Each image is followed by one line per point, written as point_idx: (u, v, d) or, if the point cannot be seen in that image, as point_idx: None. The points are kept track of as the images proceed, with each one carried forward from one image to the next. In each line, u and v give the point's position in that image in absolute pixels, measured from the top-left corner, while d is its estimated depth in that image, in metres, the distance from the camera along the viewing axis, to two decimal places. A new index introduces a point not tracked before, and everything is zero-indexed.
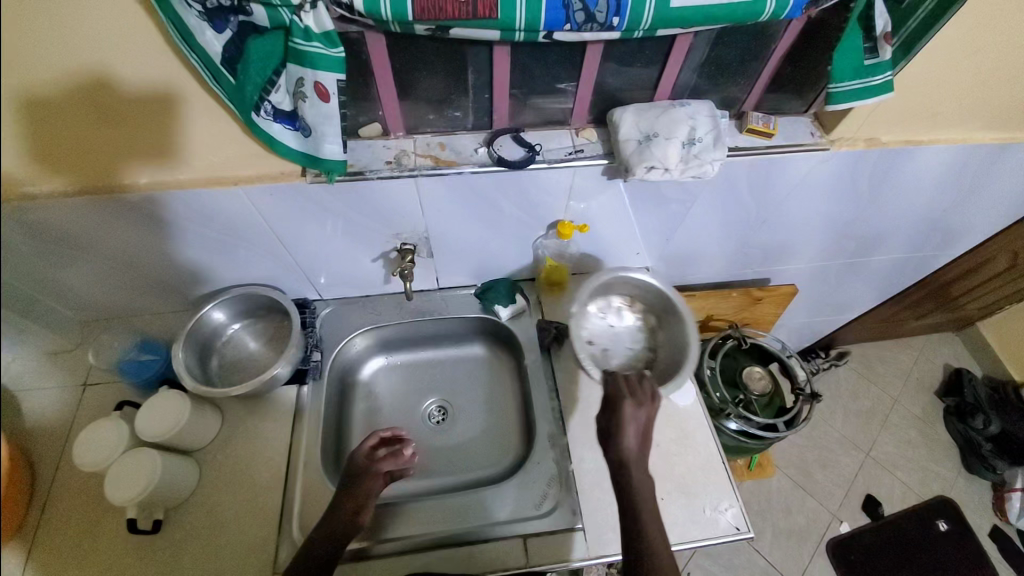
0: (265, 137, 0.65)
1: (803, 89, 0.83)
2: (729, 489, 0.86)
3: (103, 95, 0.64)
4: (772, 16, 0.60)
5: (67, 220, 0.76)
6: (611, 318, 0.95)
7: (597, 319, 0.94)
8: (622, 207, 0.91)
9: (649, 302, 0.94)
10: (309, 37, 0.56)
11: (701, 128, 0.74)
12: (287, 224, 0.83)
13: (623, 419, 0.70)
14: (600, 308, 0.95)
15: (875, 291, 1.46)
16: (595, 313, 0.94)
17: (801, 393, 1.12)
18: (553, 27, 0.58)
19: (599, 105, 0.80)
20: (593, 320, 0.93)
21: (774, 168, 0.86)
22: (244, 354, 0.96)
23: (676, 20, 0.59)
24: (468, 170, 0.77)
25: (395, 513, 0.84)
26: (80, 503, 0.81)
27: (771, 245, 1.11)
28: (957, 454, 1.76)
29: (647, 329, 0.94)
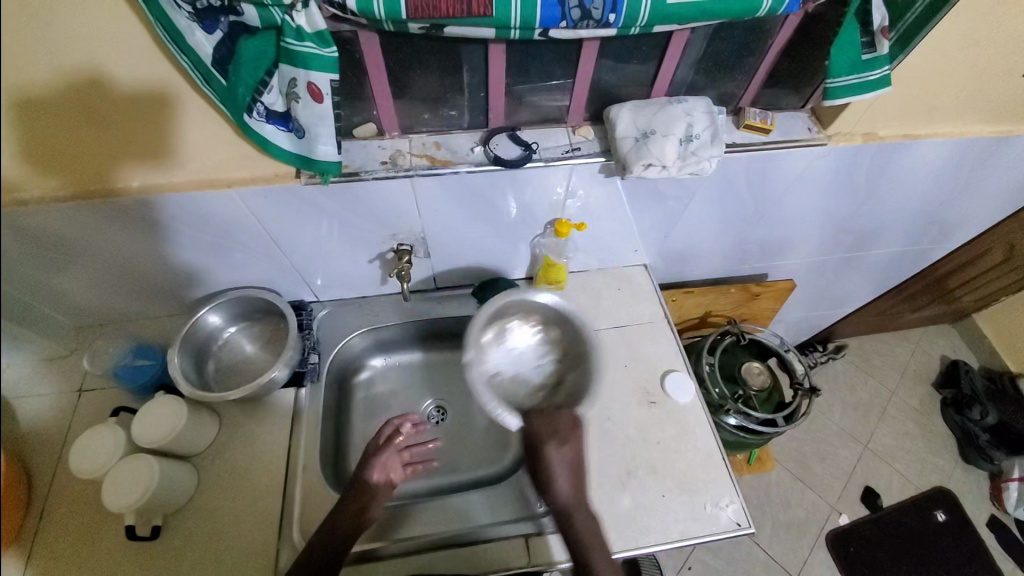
0: (257, 139, 0.63)
1: (800, 85, 0.83)
2: (730, 485, 0.86)
3: (95, 95, 0.64)
4: (769, 11, 0.60)
5: (58, 225, 0.75)
6: (506, 339, 0.93)
7: (494, 350, 0.92)
8: (619, 205, 0.91)
9: (544, 315, 0.93)
10: (302, 36, 0.56)
11: (698, 125, 0.74)
12: (282, 226, 0.82)
13: (552, 464, 0.79)
14: (492, 337, 0.91)
15: (872, 284, 1.47)
16: (493, 342, 0.92)
17: (800, 388, 1.12)
18: (548, 24, 0.58)
19: (596, 103, 0.80)
20: (490, 350, 0.91)
21: (771, 164, 0.86)
22: (241, 357, 0.95)
23: (672, 17, 0.58)
24: (464, 170, 0.76)
25: (403, 515, 0.84)
26: (77, 511, 0.80)
27: (769, 240, 1.11)
28: (954, 445, 1.77)
29: (550, 341, 0.94)
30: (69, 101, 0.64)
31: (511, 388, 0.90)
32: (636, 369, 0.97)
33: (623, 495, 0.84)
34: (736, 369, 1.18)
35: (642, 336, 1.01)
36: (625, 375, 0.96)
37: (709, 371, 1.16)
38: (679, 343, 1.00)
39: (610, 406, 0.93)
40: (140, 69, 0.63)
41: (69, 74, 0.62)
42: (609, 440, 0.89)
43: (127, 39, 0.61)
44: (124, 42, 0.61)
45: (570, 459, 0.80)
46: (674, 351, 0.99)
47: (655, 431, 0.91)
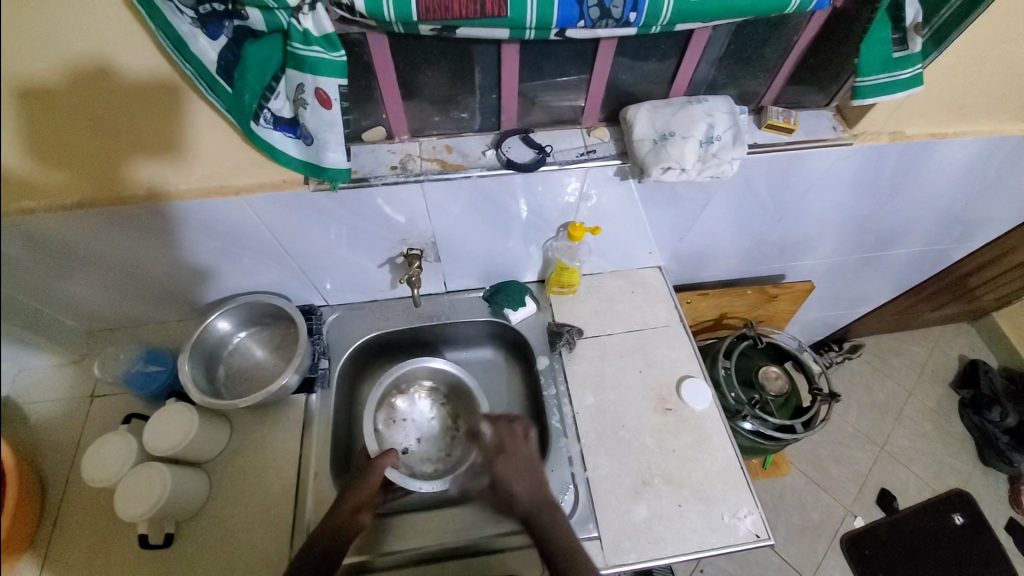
0: (266, 148, 0.61)
1: (824, 82, 0.80)
2: (748, 495, 0.84)
3: (100, 101, 0.62)
4: (799, 7, 0.57)
5: (67, 234, 0.74)
6: (403, 414, 1.04)
7: (393, 428, 1.02)
8: (634, 207, 0.88)
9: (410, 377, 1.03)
10: (309, 41, 0.54)
11: (719, 125, 0.71)
12: (291, 232, 0.81)
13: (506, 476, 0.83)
14: (386, 422, 1.02)
15: (892, 285, 1.43)
16: (388, 425, 1.02)
17: (819, 394, 1.09)
18: (565, 24, 0.55)
19: (611, 103, 0.77)
20: (393, 431, 1.02)
21: (793, 164, 0.83)
22: (250, 363, 0.94)
23: (697, 14, 0.56)
24: (476, 174, 0.74)
25: (394, 526, 0.82)
26: (90, 518, 0.80)
27: (786, 241, 1.08)
28: (973, 446, 1.74)
29: (432, 391, 1.06)
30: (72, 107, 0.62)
31: (428, 447, 1.02)
32: (650, 375, 0.95)
33: (638, 504, 0.83)
34: (752, 374, 1.15)
35: (657, 341, 0.99)
36: (639, 381, 0.94)
37: (725, 375, 1.14)
38: (695, 348, 0.98)
39: (624, 413, 0.91)
40: (146, 74, 0.62)
41: (73, 79, 0.60)
42: (624, 449, 0.88)
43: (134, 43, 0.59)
44: (131, 46, 0.59)
45: (519, 464, 0.84)
46: (690, 356, 0.97)
47: (670, 439, 0.89)
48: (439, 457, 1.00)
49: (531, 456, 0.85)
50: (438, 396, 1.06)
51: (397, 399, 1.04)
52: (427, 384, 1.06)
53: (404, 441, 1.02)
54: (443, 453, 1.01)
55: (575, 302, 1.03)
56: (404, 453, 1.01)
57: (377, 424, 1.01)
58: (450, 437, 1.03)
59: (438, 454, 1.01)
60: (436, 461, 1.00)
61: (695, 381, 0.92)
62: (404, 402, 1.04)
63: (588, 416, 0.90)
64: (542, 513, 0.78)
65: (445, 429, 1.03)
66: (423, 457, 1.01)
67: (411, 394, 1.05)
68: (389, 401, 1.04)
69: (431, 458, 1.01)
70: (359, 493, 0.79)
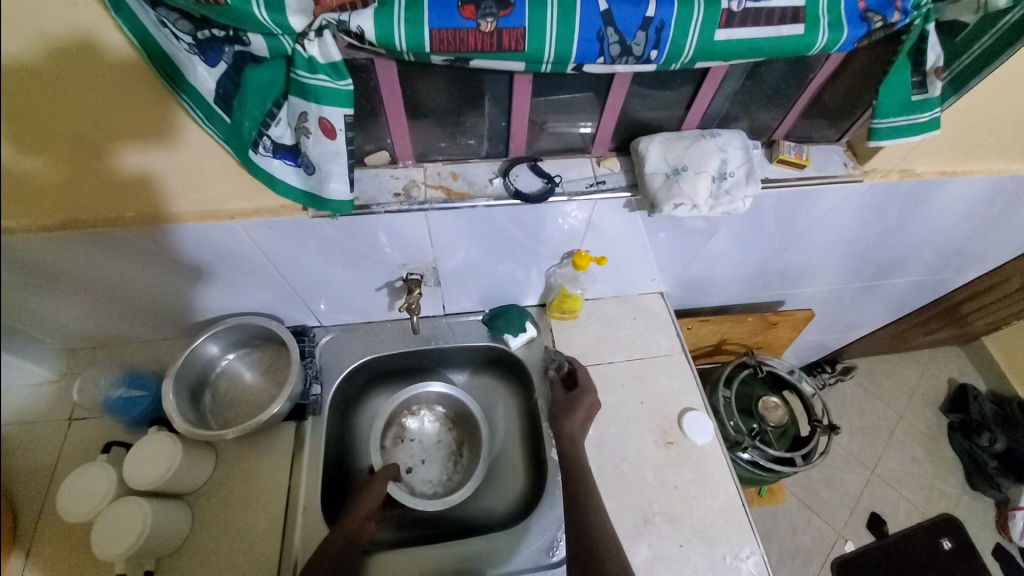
0: (264, 176, 0.59)
1: (836, 119, 0.79)
2: (751, 535, 0.82)
3: (78, 127, 0.58)
4: (822, 50, 0.57)
5: (47, 255, 0.70)
6: (411, 433, 1.02)
7: (399, 448, 1.00)
8: (639, 237, 0.86)
9: (422, 398, 1.02)
10: (314, 69, 0.51)
11: (733, 161, 0.70)
12: (286, 255, 0.78)
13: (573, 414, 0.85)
14: (393, 441, 1.00)
15: (888, 311, 1.43)
16: (394, 443, 1.00)
17: (819, 426, 1.08)
18: (584, 60, 0.54)
19: (622, 133, 0.75)
20: (399, 450, 1.00)
21: (803, 200, 0.82)
22: (238, 387, 0.91)
23: (718, 54, 0.55)
24: (482, 204, 0.72)
25: (386, 566, 0.79)
26: (63, 552, 0.76)
27: (790, 270, 1.07)
28: (962, 471, 1.75)
29: (440, 415, 1.04)
30: (47, 135, 0.57)
31: (431, 468, 1.00)
32: (652, 407, 0.93)
33: (639, 544, 0.81)
34: (752, 403, 1.14)
35: (658, 371, 0.97)
36: (641, 413, 0.92)
37: (725, 403, 1.12)
38: (698, 379, 0.96)
39: (625, 446, 0.89)
40: (125, 99, 0.57)
41: (48, 105, 0.55)
42: (625, 485, 0.85)
43: (106, 65, 0.54)
44: (106, 71, 0.54)
45: (586, 414, 0.86)
46: (693, 387, 0.95)
47: (672, 474, 0.87)
48: (441, 481, 0.98)
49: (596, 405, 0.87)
50: (445, 419, 1.04)
51: (405, 418, 1.02)
52: (436, 408, 1.04)
53: (408, 460, 1.00)
54: (445, 475, 0.99)
55: (576, 329, 1.00)
56: (406, 473, 0.98)
57: (385, 442, 0.99)
58: (453, 461, 1.00)
59: (440, 477, 0.99)
60: (437, 484, 0.98)
61: (697, 414, 0.90)
62: (414, 423, 1.03)
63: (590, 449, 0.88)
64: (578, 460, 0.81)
65: (449, 451, 1.01)
66: (425, 478, 0.99)
67: (420, 415, 1.03)
68: (396, 420, 1.02)
69: (433, 481, 0.99)
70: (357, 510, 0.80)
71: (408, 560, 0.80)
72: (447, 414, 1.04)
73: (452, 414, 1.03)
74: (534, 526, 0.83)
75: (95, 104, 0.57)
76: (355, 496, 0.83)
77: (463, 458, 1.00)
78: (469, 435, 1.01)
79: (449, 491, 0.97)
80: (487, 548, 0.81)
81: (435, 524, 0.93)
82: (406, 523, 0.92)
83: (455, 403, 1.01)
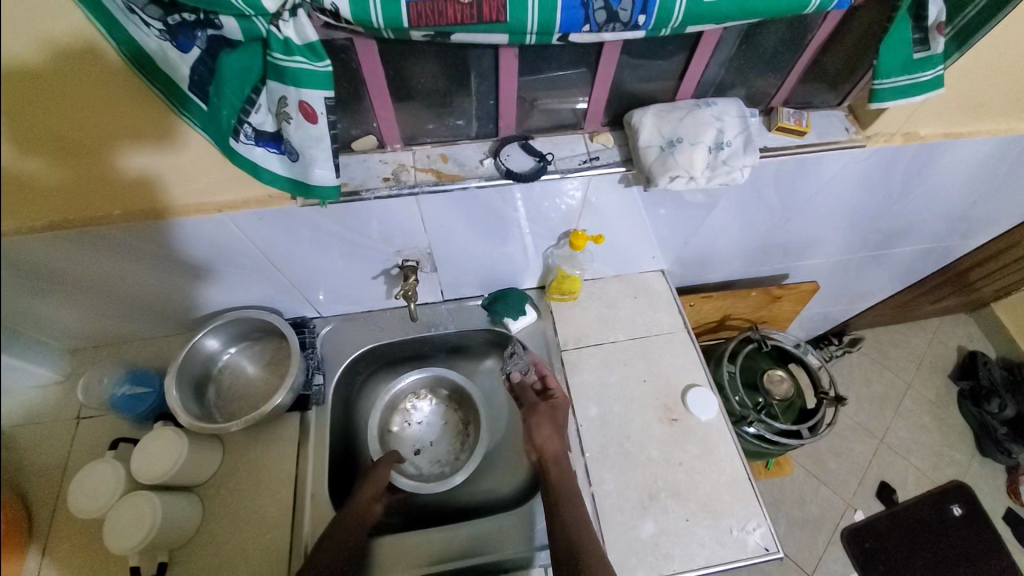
0: (248, 165, 0.58)
1: (836, 82, 0.77)
2: (757, 507, 0.83)
3: (54, 130, 0.57)
4: (818, 8, 0.55)
5: (41, 257, 0.70)
6: (417, 417, 1.02)
7: (405, 431, 1.01)
8: (637, 213, 0.85)
9: (424, 382, 1.03)
10: (290, 51, 0.50)
11: (729, 130, 0.68)
12: (279, 247, 0.77)
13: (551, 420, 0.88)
14: (399, 425, 1.01)
15: (893, 281, 1.41)
16: (400, 427, 1.01)
17: (825, 397, 1.08)
18: (569, 29, 0.52)
19: (615, 106, 0.73)
20: (405, 434, 1.01)
21: (804, 168, 0.80)
22: (242, 381, 0.91)
23: (709, 16, 0.52)
24: (474, 184, 0.71)
25: (395, 549, 0.80)
26: (80, 547, 0.77)
27: (792, 241, 1.05)
28: (971, 437, 1.74)
29: (443, 397, 1.04)
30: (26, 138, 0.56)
31: (438, 448, 1.00)
32: (655, 385, 0.92)
33: (645, 520, 0.81)
34: (757, 377, 1.13)
35: (661, 349, 0.96)
36: (644, 391, 0.92)
37: (730, 378, 1.12)
38: (700, 355, 0.96)
39: (629, 424, 0.89)
40: (103, 97, 0.55)
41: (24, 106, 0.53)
42: (630, 463, 0.85)
43: (79, 64, 0.52)
44: (79, 69, 0.53)
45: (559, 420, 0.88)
46: (696, 364, 0.94)
47: (677, 451, 0.87)
48: (448, 461, 0.99)
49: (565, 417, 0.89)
50: (449, 400, 1.04)
51: (409, 403, 1.03)
52: (439, 391, 1.04)
53: (415, 443, 1.01)
54: (452, 455, 0.99)
55: (576, 309, 1.00)
56: (414, 455, 0.99)
57: (391, 427, 1.00)
58: (459, 440, 1.01)
59: (447, 456, 1.00)
60: (445, 463, 0.99)
61: (700, 390, 0.90)
62: (418, 407, 1.03)
63: (593, 428, 0.88)
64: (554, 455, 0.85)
65: (455, 431, 1.02)
66: (433, 459, 0.99)
67: (425, 398, 1.04)
68: (400, 405, 1.02)
69: (441, 460, 0.99)
70: (363, 495, 0.82)
71: (414, 542, 0.81)
72: (451, 396, 1.04)
73: (456, 395, 1.03)
74: (537, 507, 0.84)
75: (67, 105, 0.55)
76: (360, 481, 0.85)
77: (468, 437, 1.00)
78: (475, 412, 1.01)
79: (455, 470, 0.97)
80: (494, 528, 0.82)
81: (443, 507, 0.94)
82: (414, 507, 0.93)
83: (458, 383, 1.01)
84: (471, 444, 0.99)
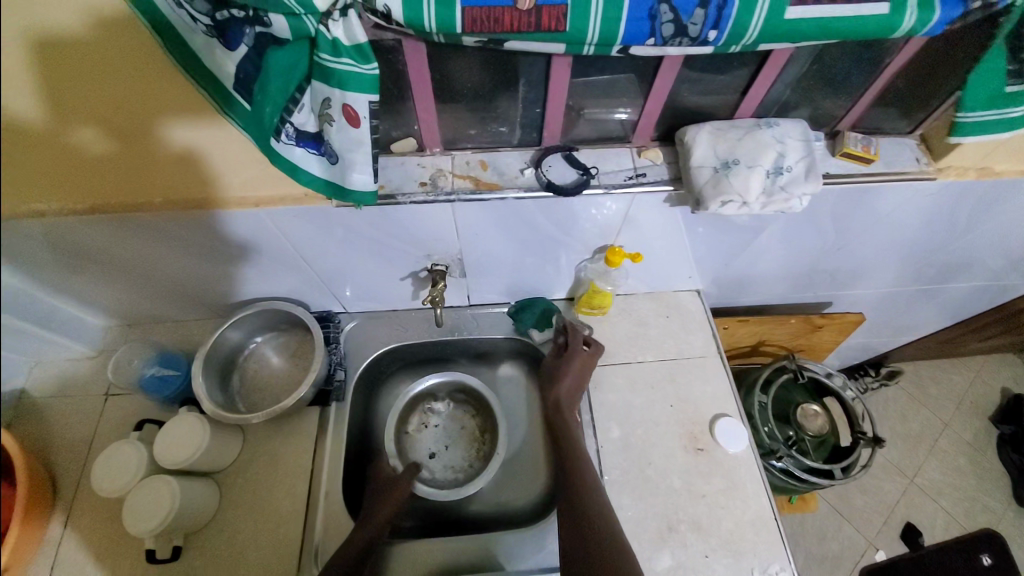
0: (286, 165, 0.56)
1: (910, 109, 0.71)
2: (783, 551, 0.78)
3: (97, 108, 0.58)
4: (907, 33, 0.51)
5: (80, 238, 0.71)
6: (435, 420, 1.01)
7: (422, 433, 1.00)
8: (678, 232, 0.81)
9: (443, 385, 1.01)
10: (338, 51, 0.48)
11: (791, 155, 0.63)
12: (311, 244, 0.77)
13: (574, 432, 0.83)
14: (416, 426, 1.00)
15: (942, 317, 1.32)
16: (417, 428, 1.00)
17: (862, 438, 1.02)
18: (632, 41, 0.49)
19: (667, 121, 0.70)
20: (421, 436, 1.00)
21: (864, 198, 0.75)
22: (265, 370, 0.92)
23: (784, 34, 0.49)
24: (512, 196, 0.68)
25: (403, 555, 0.79)
26: (100, 522, 0.79)
27: (840, 270, 0.99)
28: (1011, 486, 1.63)
29: (462, 402, 1.03)
30: (69, 113, 0.57)
31: (453, 453, 0.99)
32: (683, 411, 0.88)
33: (663, 552, 0.78)
34: (791, 410, 1.08)
35: (691, 375, 0.92)
36: (670, 416, 0.88)
37: (761, 408, 1.07)
38: (732, 383, 0.91)
39: (651, 450, 0.85)
40: (139, 78, 0.56)
41: (68, 83, 0.55)
42: (650, 490, 0.82)
43: (118, 44, 0.53)
44: (119, 51, 0.53)
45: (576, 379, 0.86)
46: (727, 392, 0.90)
47: (701, 482, 0.83)
48: (462, 467, 0.97)
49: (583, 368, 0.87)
50: (467, 405, 1.03)
51: (428, 405, 1.02)
52: (458, 395, 1.03)
53: (430, 445, 1.00)
54: (466, 462, 0.98)
55: (604, 325, 0.96)
56: (428, 458, 0.98)
57: (408, 427, 0.99)
58: (475, 448, 0.99)
59: (461, 462, 0.98)
60: (459, 470, 0.97)
61: (729, 420, 0.86)
62: (436, 409, 1.02)
63: (614, 450, 0.85)
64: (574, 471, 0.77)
65: (471, 437, 1.00)
66: (447, 464, 0.98)
67: (445, 401, 1.03)
68: (419, 407, 1.01)
69: (455, 466, 0.98)
70: (378, 515, 0.78)
71: (427, 551, 0.80)
72: (469, 400, 1.03)
73: (474, 400, 1.02)
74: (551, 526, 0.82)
75: (108, 84, 0.55)
76: (377, 497, 0.82)
77: (484, 445, 0.99)
78: (493, 421, 0.99)
79: (469, 477, 0.96)
80: (503, 545, 0.81)
81: (454, 514, 0.93)
82: (425, 512, 0.92)
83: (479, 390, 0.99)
84: (487, 452, 0.98)
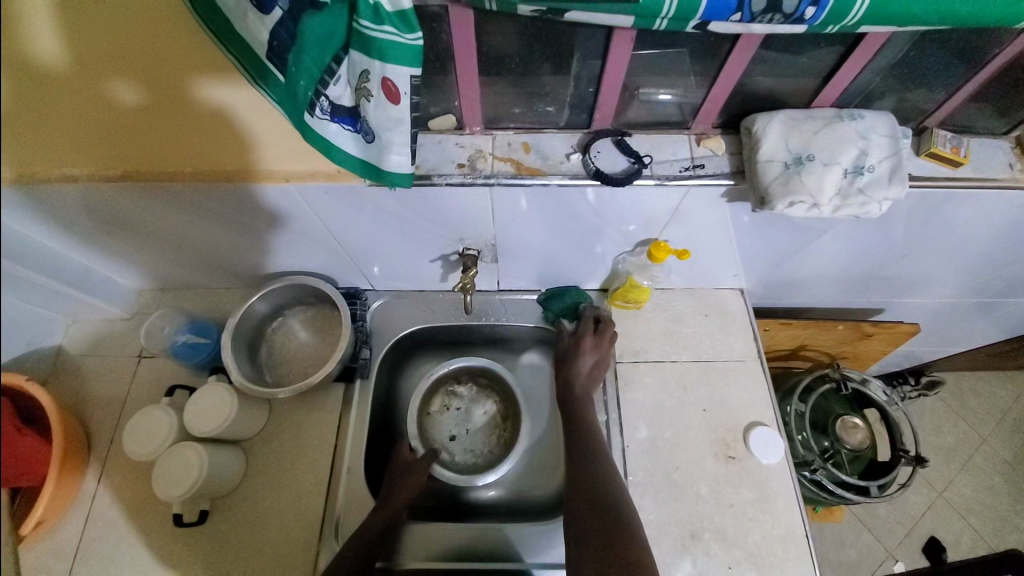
0: (321, 143, 0.52)
1: (1011, 106, 0.63)
2: (810, 569, 0.75)
3: (134, 62, 0.57)
4: None
5: (117, 205, 0.70)
6: (456, 403, 1.00)
7: (443, 416, 0.99)
8: (729, 231, 0.75)
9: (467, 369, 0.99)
10: (380, 19, 0.44)
11: (874, 153, 0.57)
12: (341, 220, 0.74)
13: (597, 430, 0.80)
14: (438, 408, 0.99)
15: (1000, 331, 1.22)
16: (438, 410, 0.99)
17: (903, 455, 0.96)
18: (713, 16, 0.44)
19: (732, 107, 0.63)
20: (442, 418, 0.99)
21: (947, 205, 0.67)
22: (292, 343, 0.91)
23: (894, 15, 0.43)
24: (555, 182, 0.63)
25: (421, 536, 0.80)
26: (132, 480, 0.81)
27: (898, 278, 0.91)
28: None
29: (484, 387, 1.01)
30: (107, 66, 0.57)
31: (474, 438, 0.98)
32: (715, 417, 0.84)
33: (683, 559, 0.76)
34: (829, 420, 1.02)
35: (726, 378, 0.87)
36: (701, 421, 0.84)
37: (796, 416, 1.01)
38: (770, 391, 0.86)
39: (679, 454, 0.82)
40: (173, 31, 0.54)
41: (105, 32, 0.54)
42: (675, 495, 0.79)
43: None
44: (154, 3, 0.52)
45: (595, 365, 0.85)
46: (764, 399, 0.85)
47: (729, 492, 0.80)
48: (481, 452, 0.96)
49: (606, 355, 0.85)
50: (489, 391, 1.00)
51: (451, 387, 1.00)
52: (481, 380, 1.00)
53: (451, 428, 0.98)
54: (486, 448, 0.97)
55: (637, 320, 0.92)
56: (449, 441, 0.97)
57: (430, 408, 0.99)
58: (496, 434, 0.97)
59: (481, 447, 0.97)
60: (479, 454, 0.96)
61: (763, 429, 0.82)
62: (459, 393, 1.00)
63: (640, 451, 0.82)
64: (598, 469, 0.74)
65: (491, 423, 0.98)
66: (467, 447, 0.97)
67: (467, 385, 1.01)
68: (442, 389, 1.00)
69: (474, 450, 0.97)
70: (399, 496, 0.79)
71: (445, 536, 0.80)
72: (491, 386, 1.01)
73: (497, 387, 1.00)
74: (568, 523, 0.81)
75: (140, 38, 0.55)
76: (398, 476, 0.83)
77: (504, 432, 0.97)
78: (515, 409, 0.97)
79: (488, 463, 0.95)
80: (520, 536, 0.80)
81: (473, 498, 0.93)
82: (443, 495, 0.92)
83: (502, 377, 0.97)
84: (508, 440, 0.96)
